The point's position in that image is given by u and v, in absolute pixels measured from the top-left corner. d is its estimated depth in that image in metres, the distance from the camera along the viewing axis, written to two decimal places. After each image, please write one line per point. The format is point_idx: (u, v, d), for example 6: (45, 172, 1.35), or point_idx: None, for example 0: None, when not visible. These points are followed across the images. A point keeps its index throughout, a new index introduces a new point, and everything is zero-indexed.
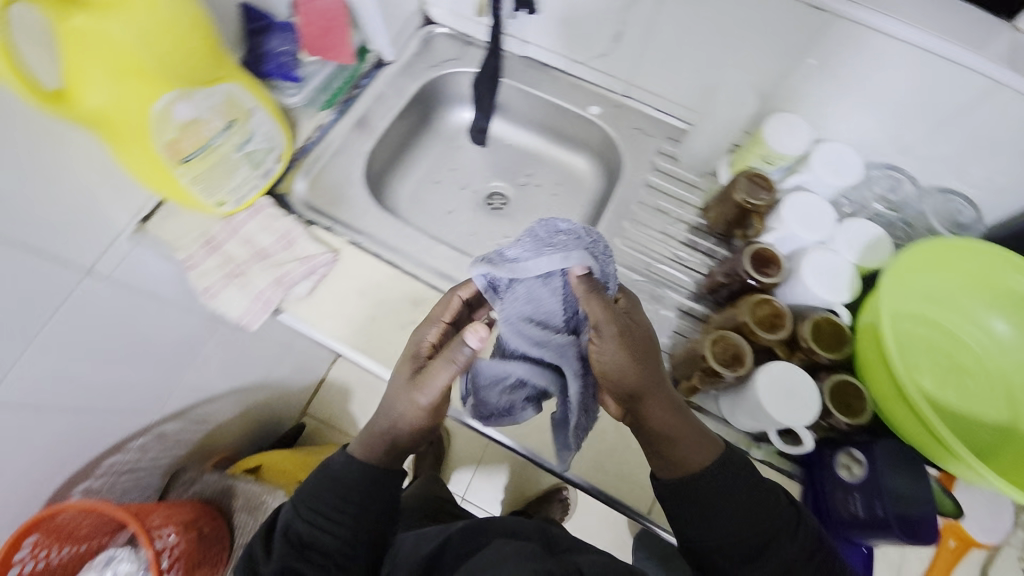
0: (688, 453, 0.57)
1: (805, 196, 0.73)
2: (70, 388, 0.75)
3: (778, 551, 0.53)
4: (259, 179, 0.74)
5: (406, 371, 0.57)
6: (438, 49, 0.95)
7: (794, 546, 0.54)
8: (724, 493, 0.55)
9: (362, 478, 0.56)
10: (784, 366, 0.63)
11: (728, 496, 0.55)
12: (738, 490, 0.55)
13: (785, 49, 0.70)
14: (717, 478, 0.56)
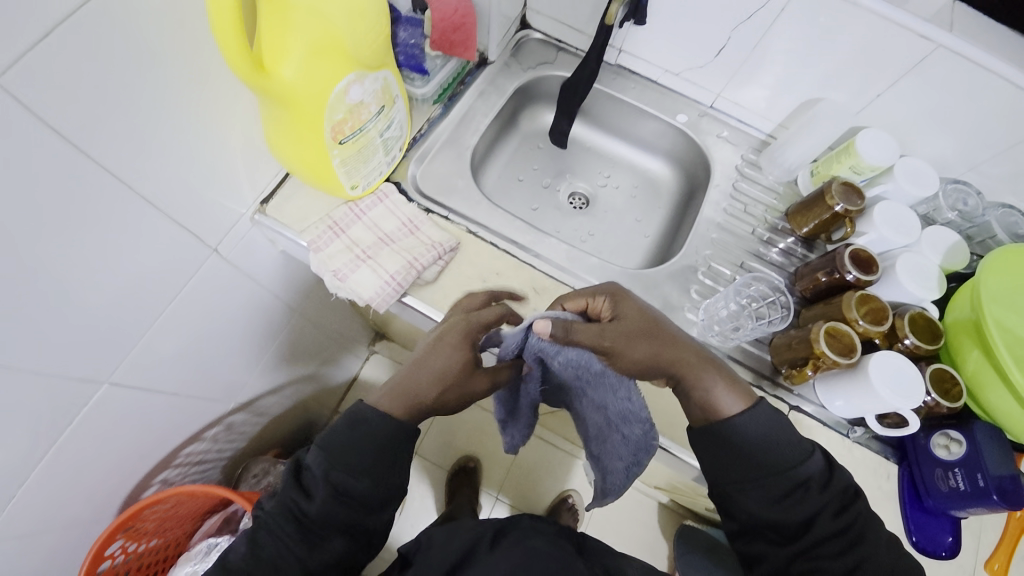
0: (717, 397, 0.59)
1: (892, 203, 0.80)
2: (174, 368, 0.74)
3: (813, 497, 0.55)
4: (386, 166, 0.75)
5: (462, 355, 0.59)
6: (532, 52, 1.00)
7: (825, 492, 0.56)
8: (763, 444, 0.57)
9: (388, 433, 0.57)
10: (893, 355, 0.68)
11: (768, 447, 0.57)
12: (772, 443, 0.57)
13: (877, 70, 0.78)
14: (759, 432, 0.57)
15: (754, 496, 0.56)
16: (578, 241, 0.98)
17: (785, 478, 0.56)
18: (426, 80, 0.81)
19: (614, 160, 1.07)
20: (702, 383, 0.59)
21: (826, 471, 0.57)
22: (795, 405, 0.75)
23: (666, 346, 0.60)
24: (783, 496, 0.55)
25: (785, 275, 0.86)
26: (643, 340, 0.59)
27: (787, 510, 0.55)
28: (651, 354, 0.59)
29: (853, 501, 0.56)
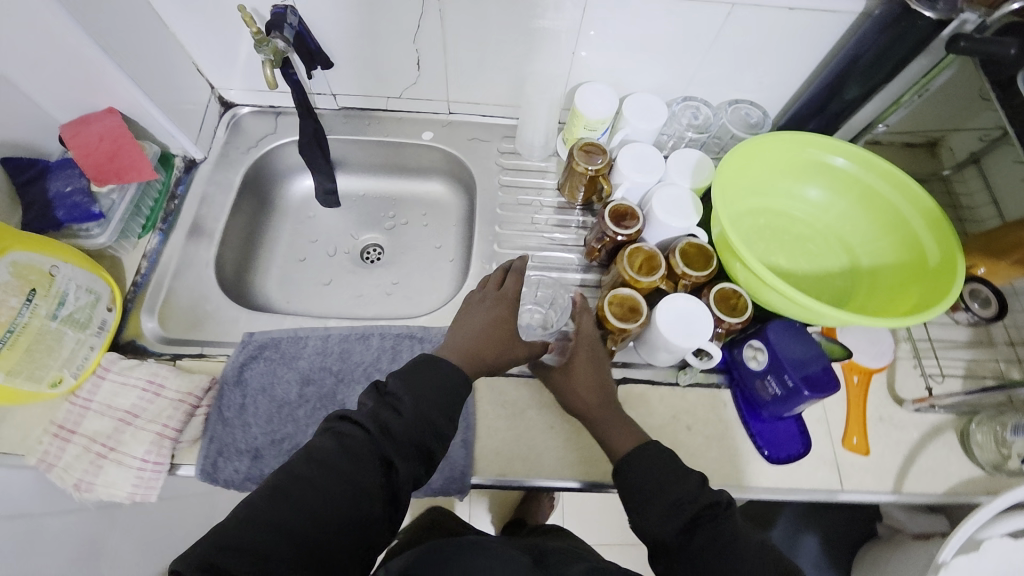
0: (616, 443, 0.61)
1: (633, 146, 0.80)
2: None
3: (715, 533, 0.49)
4: (94, 338, 0.65)
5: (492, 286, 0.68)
6: (249, 128, 0.91)
7: (727, 532, 0.49)
8: (640, 469, 0.55)
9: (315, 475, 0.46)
10: (672, 298, 0.68)
11: (640, 468, 0.55)
12: (649, 453, 0.56)
13: (563, 28, 0.77)
14: (654, 452, 0.56)
15: (641, 516, 0.53)
16: (384, 296, 0.92)
17: (665, 490, 0.53)
18: (105, 223, 0.70)
19: (393, 196, 1.00)
20: (604, 414, 0.63)
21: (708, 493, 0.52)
22: (626, 376, 0.73)
23: (598, 393, 0.64)
24: (655, 491, 0.53)
25: (578, 250, 0.85)
26: (576, 386, 0.65)
27: (673, 527, 0.51)
28: (579, 396, 0.64)
29: (734, 527, 0.50)
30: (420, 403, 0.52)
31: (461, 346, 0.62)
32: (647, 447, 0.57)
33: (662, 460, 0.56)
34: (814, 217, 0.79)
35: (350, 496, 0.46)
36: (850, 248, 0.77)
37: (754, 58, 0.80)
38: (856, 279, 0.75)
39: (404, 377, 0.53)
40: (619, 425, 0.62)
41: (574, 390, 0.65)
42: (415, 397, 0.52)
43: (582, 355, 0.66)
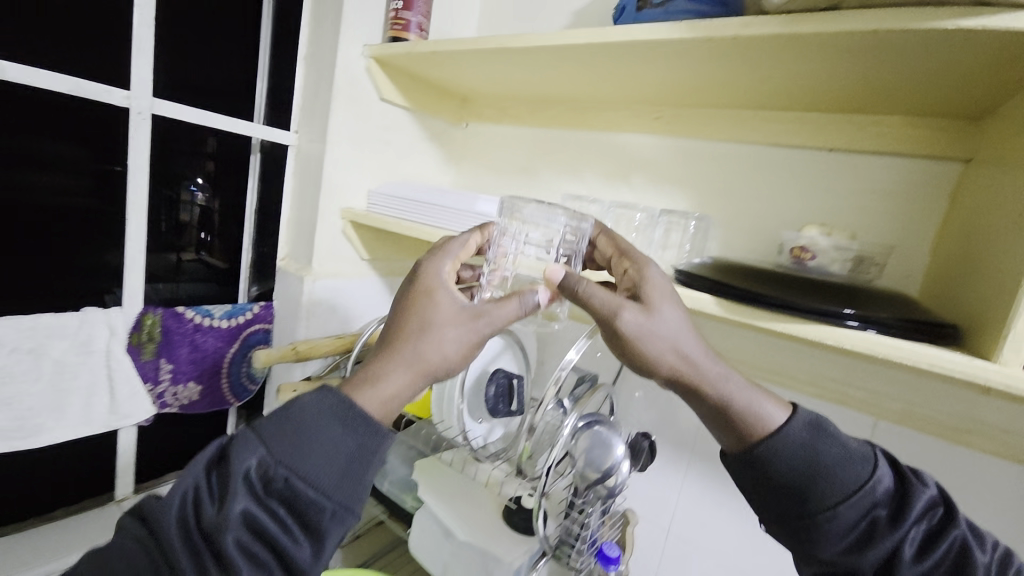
0: (751, 412, 0.49)
1: None
2: None
3: (920, 559, 0.44)
4: None
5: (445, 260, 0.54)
6: None
7: (937, 555, 0.44)
8: (837, 478, 0.47)
9: (286, 427, 0.40)
10: None
11: (835, 484, 0.46)
12: (834, 455, 0.47)
13: None
14: (842, 451, 0.48)
15: (838, 520, 0.46)
16: None
17: (858, 503, 0.46)
18: None
19: None
20: (718, 378, 0.50)
21: (908, 512, 0.46)
22: None
23: (692, 330, 0.51)
24: (854, 507, 0.46)
25: None
26: (680, 330, 0.50)
27: (869, 557, 0.45)
28: (686, 345, 0.50)
29: (948, 539, 0.45)
30: (285, 435, 0.40)
31: (394, 362, 0.45)
32: (826, 438, 0.48)
33: (854, 457, 0.48)
34: None
35: (318, 446, 0.40)
36: None
37: None
38: None
39: (265, 423, 0.41)
40: (749, 390, 0.50)
41: (662, 321, 0.50)
42: (267, 448, 0.40)
43: (669, 294, 0.52)
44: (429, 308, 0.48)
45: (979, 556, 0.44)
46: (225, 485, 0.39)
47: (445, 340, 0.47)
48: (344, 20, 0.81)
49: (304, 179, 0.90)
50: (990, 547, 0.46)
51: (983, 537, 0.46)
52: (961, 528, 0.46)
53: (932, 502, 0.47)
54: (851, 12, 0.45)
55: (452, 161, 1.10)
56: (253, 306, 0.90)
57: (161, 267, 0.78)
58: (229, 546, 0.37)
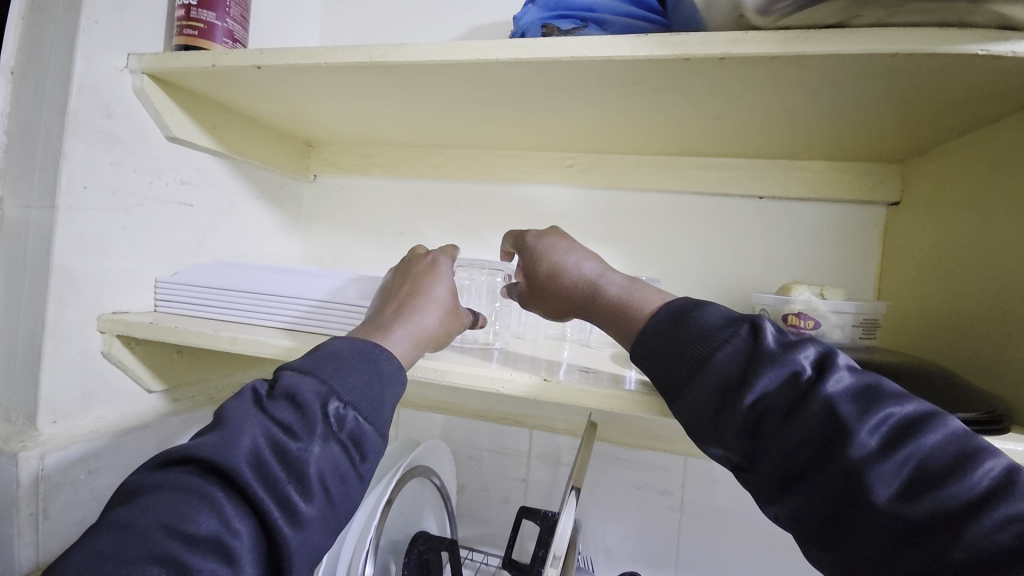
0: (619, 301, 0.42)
1: None
2: None
3: (781, 431, 0.31)
4: None
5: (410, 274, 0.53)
6: None
7: (804, 425, 0.30)
8: (689, 350, 0.36)
9: (334, 356, 0.37)
10: None
11: (687, 357, 0.36)
12: (686, 335, 0.36)
13: None
14: (700, 325, 0.37)
15: (691, 403, 0.35)
16: None
17: (713, 374, 0.34)
18: None
19: None
20: (597, 275, 0.44)
21: (757, 373, 0.32)
22: None
23: (590, 255, 0.46)
24: (707, 381, 0.34)
25: None
26: (588, 261, 0.45)
27: (728, 435, 0.33)
28: (590, 271, 0.44)
29: (809, 405, 0.30)
30: (346, 364, 0.36)
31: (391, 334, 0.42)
32: (685, 312, 0.38)
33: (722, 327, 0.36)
34: None
35: (375, 383, 0.37)
36: None
37: None
38: None
39: (326, 361, 0.36)
40: (626, 285, 0.43)
41: (571, 263, 0.46)
42: (329, 380, 0.35)
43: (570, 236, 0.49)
44: (405, 298, 0.45)
45: (854, 415, 0.29)
46: (286, 415, 0.33)
47: (428, 320, 0.44)
48: (86, 9, 0.48)
49: (12, 275, 0.50)
50: (878, 407, 0.29)
51: (882, 397, 0.30)
52: (843, 383, 0.31)
53: (800, 366, 0.32)
54: (867, 30, 0.36)
55: (296, 226, 0.80)
56: None
57: None
58: (310, 473, 0.31)
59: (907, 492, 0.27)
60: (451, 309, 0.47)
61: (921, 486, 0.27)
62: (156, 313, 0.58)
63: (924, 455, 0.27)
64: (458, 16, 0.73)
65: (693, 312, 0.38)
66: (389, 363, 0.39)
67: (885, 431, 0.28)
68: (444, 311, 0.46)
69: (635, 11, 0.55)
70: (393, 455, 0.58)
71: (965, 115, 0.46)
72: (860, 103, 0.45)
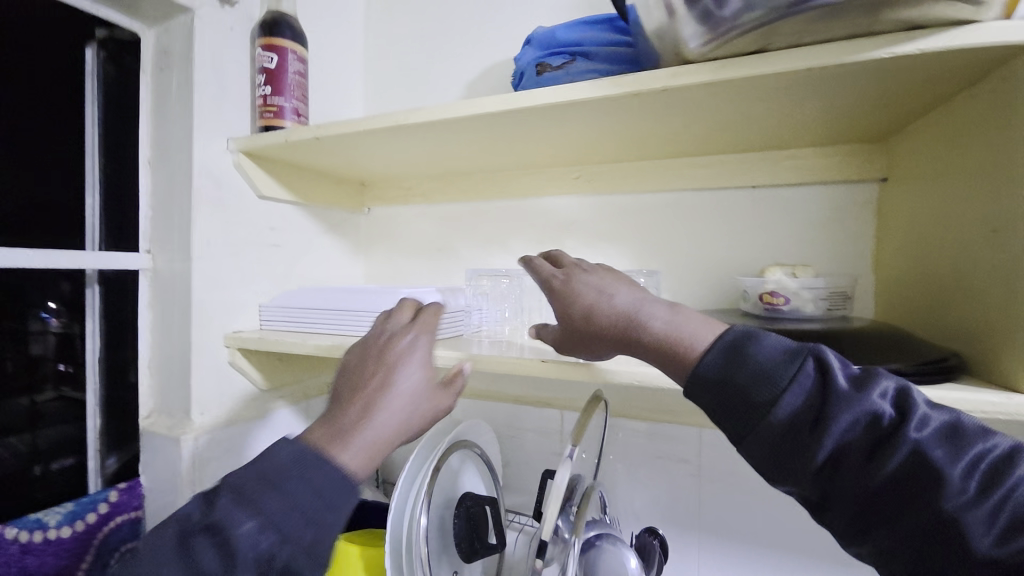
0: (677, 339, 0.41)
1: None
2: None
3: (865, 473, 0.33)
4: None
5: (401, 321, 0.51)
6: None
7: (888, 466, 0.32)
8: (758, 394, 0.37)
9: (277, 480, 0.38)
10: None
11: (757, 398, 0.36)
12: (751, 373, 0.37)
13: None
14: (761, 363, 0.37)
15: (760, 439, 0.36)
16: None
17: (783, 414, 0.35)
18: None
19: None
20: (647, 314, 0.42)
21: (836, 415, 0.34)
22: None
23: (619, 288, 0.45)
24: (780, 421, 0.35)
25: None
26: (620, 303, 0.44)
27: (806, 474, 0.35)
28: (627, 312, 0.43)
29: (899, 448, 0.32)
30: (276, 501, 0.37)
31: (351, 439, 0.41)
32: (742, 352, 0.38)
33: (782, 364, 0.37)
34: None
35: (309, 516, 0.38)
36: None
37: None
38: None
39: (263, 489, 0.38)
40: (670, 319, 0.42)
41: (613, 305, 0.44)
42: (262, 516, 0.37)
43: (593, 270, 0.48)
44: (379, 381, 0.44)
45: (944, 459, 0.32)
46: (220, 551, 0.36)
47: (401, 408, 0.43)
48: (197, 113, 0.66)
49: (167, 309, 0.70)
50: (966, 451, 0.32)
51: (964, 433, 0.33)
52: (927, 426, 0.33)
53: (881, 411, 0.33)
54: (786, 50, 0.43)
55: (359, 251, 0.97)
56: (110, 493, 0.67)
57: (12, 418, 0.59)
58: None
59: (1003, 535, 0.30)
60: (428, 390, 0.46)
61: (1015, 527, 0.30)
62: (262, 330, 0.76)
63: (1015, 498, 0.30)
64: (473, 60, 0.85)
65: (759, 356, 0.38)
66: (330, 489, 0.39)
67: (978, 474, 0.31)
68: (418, 392, 0.45)
69: (613, 41, 0.64)
70: (435, 434, 0.69)
71: (918, 98, 0.49)
72: (812, 100, 0.51)
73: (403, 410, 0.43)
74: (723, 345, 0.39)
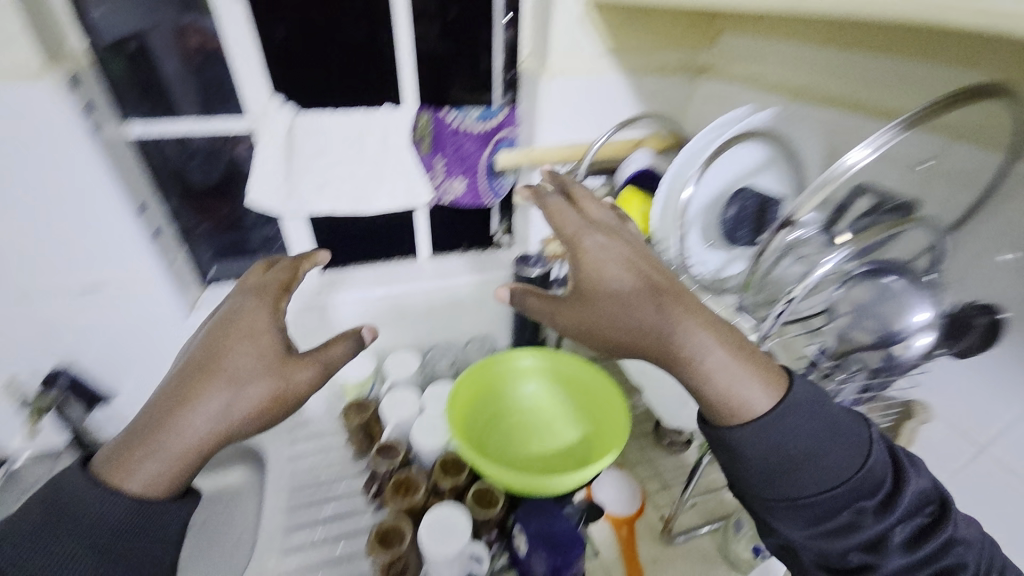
0: (714, 370, 0.52)
1: (396, 391, 1.03)
2: None
3: (900, 553, 0.48)
4: None
5: (269, 297, 0.62)
6: (23, 478, 0.93)
7: (915, 552, 0.48)
8: (836, 455, 0.49)
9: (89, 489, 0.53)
10: (439, 507, 0.81)
11: (828, 462, 0.49)
12: (830, 442, 0.50)
13: (317, 332, 1.04)
14: (845, 430, 0.51)
15: (825, 499, 0.49)
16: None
17: (855, 483, 0.49)
18: None
19: None
20: (685, 323, 0.53)
21: (900, 496, 0.49)
22: None
23: (679, 305, 0.54)
24: (852, 492, 0.49)
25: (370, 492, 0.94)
26: (681, 321, 0.53)
27: (849, 543, 0.49)
28: (686, 336, 0.53)
29: (940, 536, 0.49)
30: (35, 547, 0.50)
31: (138, 466, 0.54)
32: (822, 417, 0.51)
33: (855, 442, 0.50)
34: (535, 407, 1.02)
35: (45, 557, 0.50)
36: (579, 422, 0.99)
37: (466, 312, 1.15)
38: (588, 446, 0.94)
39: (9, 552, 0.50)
40: (728, 366, 0.52)
41: (659, 324, 0.54)
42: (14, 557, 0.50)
43: (641, 271, 0.57)
44: (207, 372, 0.56)
45: (964, 551, 0.49)
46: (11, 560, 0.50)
47: (222, 402, 0.55)
48: None
49: None
50: (970, 548, 0.50)
51: (971, 536, 0.51)
52: (955, 526, 0.50)
53: (938, 495, 0.51)
54: None
55: None
56: (503, 110, 0.96)
57: (460, 42, 0.89)
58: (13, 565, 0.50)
59: None
60: (279, 368, 0.58)
61: None
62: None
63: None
64: None
65: (816, 433, 0.50)
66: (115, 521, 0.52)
67: (978, 567, 0.49)
68: (258, 373, 0.57)
69: None
70: (715, 127, 0.71)
71: None
72: None
73: (227, 405, 0.56)
74: (781, 400, 0.51)
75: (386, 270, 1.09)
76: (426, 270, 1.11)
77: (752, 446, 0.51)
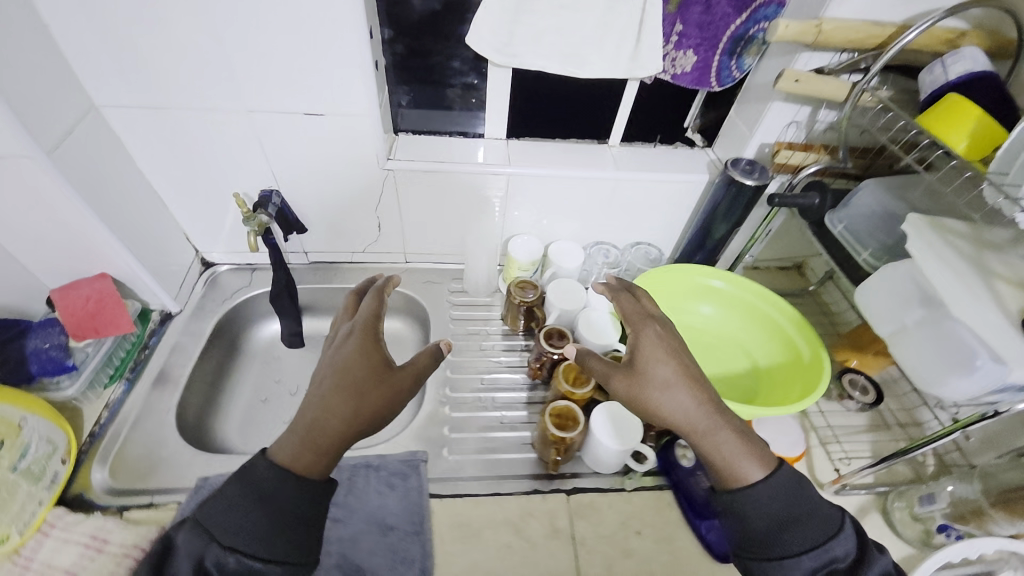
0: (724, 448, 0.56)
1: (561, 281, 0.99)
2: None
3: None
4: (45, 492, 0.66)
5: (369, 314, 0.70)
6: (224, 283, 1.01)
7: None
8: (797, 533, 0.50)
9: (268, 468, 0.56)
10: (609, 404, 0.79)
11: (804, 527, 0.51)
12: (809, 507, 0.52)
13: (493, 205, 0.99)
14: (814, 500, 0.53)
15: (801, 554, 0.50)
16: None
17: (829, 546, 0.50)
18: (75, 375, 0.77)
19: None
20: (699, 403, 0.58)
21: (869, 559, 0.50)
22: (575, 486, 0.79)
23: (698, 392, 0.58)
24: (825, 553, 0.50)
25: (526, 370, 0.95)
26: (691, 403, 0.58)
27: None
28: (696, 416, 0.57)
29: None
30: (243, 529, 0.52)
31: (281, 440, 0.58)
32: (797, 488, 0.53)
33: (827, 516, 0.52)
34: (704, 328, 0.97)
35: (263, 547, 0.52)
36: (749, 352, 0.93)
37: (644, 213, 1.04)
38: (759, 379, 0.89)
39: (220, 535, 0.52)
40: (733, 443, 0.56)
41: (678, 397, 0.58)
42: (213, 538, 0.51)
43: (677, 350, 0.62)
44: (320, 373, 0.64)
45: None
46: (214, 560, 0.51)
47: (321, 399, 0.61)
48: None
49: None
50: None
51: None
52: None
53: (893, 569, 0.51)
54: None
55: None
56: None
57: None
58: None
59: None
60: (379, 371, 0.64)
61: None
62: None
63: None
64: None
65: (796, 505, 0.52)
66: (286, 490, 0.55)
67: None
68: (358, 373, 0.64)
69: None
70: None
71: None
72: None
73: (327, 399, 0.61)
74: (771, 473, 0.54)
75: (574, 151, 0.98)
76: (616, 157, 0.98)
77: (749, 508, 0.53)
